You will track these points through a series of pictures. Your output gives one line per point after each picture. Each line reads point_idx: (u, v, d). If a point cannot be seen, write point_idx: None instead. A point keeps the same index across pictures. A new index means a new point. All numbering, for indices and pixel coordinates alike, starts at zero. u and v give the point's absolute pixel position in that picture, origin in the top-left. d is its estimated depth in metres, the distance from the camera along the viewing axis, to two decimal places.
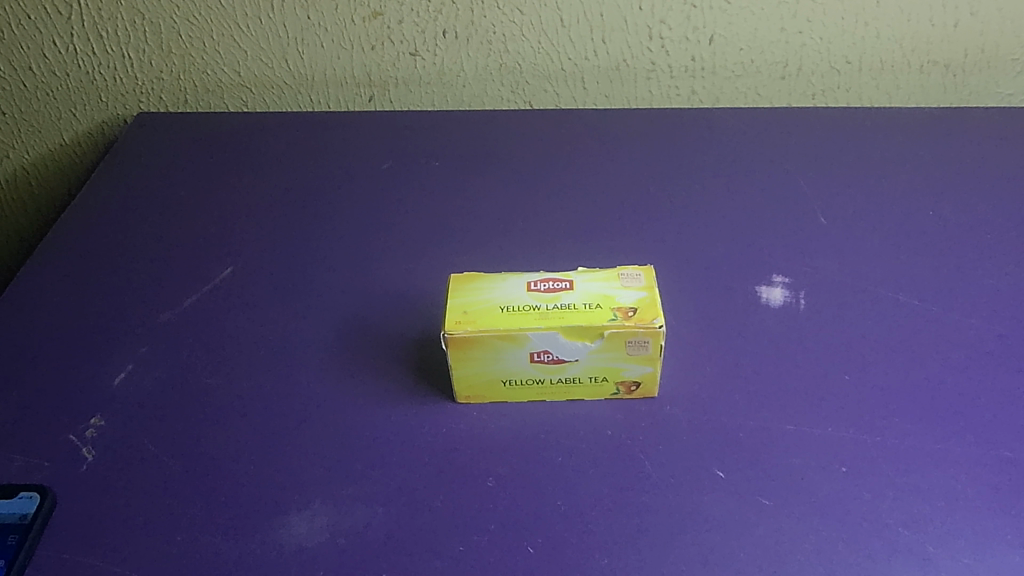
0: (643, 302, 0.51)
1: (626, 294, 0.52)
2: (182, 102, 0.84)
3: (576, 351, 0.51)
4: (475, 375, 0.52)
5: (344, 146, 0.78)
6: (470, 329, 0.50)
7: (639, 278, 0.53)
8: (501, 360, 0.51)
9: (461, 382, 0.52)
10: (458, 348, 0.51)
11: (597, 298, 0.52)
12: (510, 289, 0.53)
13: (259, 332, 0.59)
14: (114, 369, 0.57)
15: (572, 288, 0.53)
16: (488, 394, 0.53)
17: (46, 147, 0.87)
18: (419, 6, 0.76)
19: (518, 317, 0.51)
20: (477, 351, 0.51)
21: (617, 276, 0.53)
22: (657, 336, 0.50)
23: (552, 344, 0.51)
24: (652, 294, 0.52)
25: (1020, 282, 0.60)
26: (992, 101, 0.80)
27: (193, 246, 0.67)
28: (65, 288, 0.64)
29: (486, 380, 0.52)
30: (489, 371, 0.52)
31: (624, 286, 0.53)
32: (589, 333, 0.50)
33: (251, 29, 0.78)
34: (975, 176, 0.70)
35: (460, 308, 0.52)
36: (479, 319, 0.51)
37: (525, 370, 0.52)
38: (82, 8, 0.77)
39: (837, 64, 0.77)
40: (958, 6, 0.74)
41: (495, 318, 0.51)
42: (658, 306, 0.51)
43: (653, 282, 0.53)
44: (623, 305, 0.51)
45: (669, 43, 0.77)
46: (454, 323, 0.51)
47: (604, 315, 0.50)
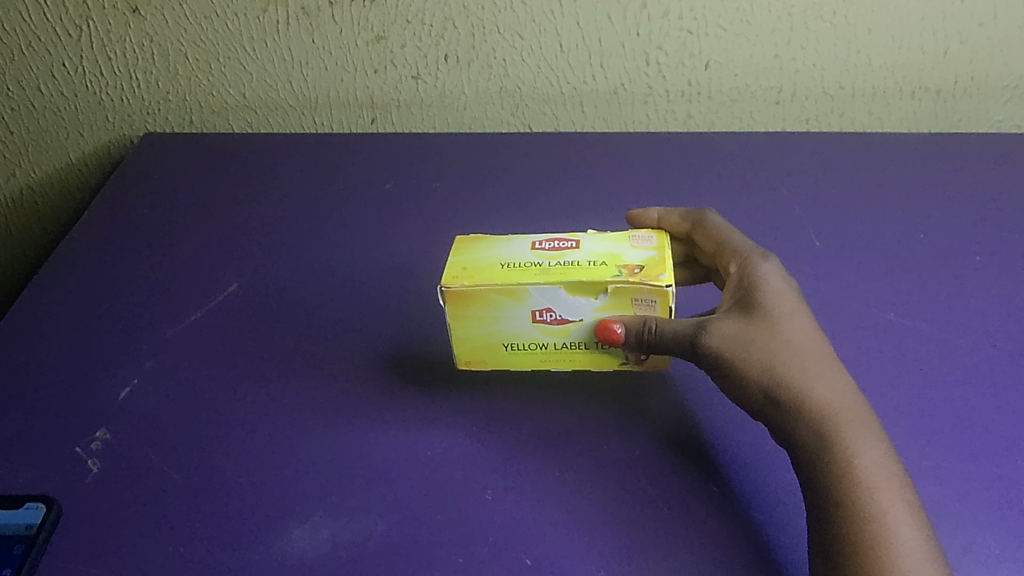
0: (650, 261, 0.51)
1: (633, 254, 0.52)
2: (189, 123, 0.85)
3: (580, 309, 0.51)
4: (480, 330, 0.53)
5: (346, 168, 0.79)
6: (469, 282, 0.50)
7: (649, 242, 0.54)
8: (503, 316, 0.52)
9: (467, 337, 0.54)
10: (459, 301, 0.51)
11: (603, 257, 0.52)
12: (515, 247, 0.54)
13: (261, 348, 0.60)
14: (119, 384, 0.58)
15: (578, 248, 0.53)
16: (494, 354, 0.55)
17: (52, 167, 0.88)
18: (420, 31, 0.77)
19: (522, 271, 0.51)
20: (477, 306, 0.51)
21: (626, 237, 0.54)
22: (663, 296, 0.49)
23: (554, 300, 0.50)
24: (660, 255, 0.52)
25: (1008, 304, 0.61)
26: (982, 128, 0.81)
27: (198, 265, 0.69)
28: (73, 307, 0.65)
29: (493, 338, 0.53)
30: (493, 327, 0.53)
31: (632, 247, 0.53)
32: (591, 288, 0.50)
33: (257, 52, 0.79)
34: (964, 199, 0.72)
35: (462, 265, 0.53)
36: (479, 274, 0.51)
37: (530, 328, 0.53)
38: (91, 30, 0.78)
39: (829, 90, 0.79)
40: (949, 34, 0.75)
41: (498, 272, 0.51)
42: (664, 265, 0.51)
43: (663, 244, 0.53)
44: (629, 264, 0.51)
45: (666, 69, 0.79)
46: (457, 276, 0.51)
47: (608, 271, 0.50)
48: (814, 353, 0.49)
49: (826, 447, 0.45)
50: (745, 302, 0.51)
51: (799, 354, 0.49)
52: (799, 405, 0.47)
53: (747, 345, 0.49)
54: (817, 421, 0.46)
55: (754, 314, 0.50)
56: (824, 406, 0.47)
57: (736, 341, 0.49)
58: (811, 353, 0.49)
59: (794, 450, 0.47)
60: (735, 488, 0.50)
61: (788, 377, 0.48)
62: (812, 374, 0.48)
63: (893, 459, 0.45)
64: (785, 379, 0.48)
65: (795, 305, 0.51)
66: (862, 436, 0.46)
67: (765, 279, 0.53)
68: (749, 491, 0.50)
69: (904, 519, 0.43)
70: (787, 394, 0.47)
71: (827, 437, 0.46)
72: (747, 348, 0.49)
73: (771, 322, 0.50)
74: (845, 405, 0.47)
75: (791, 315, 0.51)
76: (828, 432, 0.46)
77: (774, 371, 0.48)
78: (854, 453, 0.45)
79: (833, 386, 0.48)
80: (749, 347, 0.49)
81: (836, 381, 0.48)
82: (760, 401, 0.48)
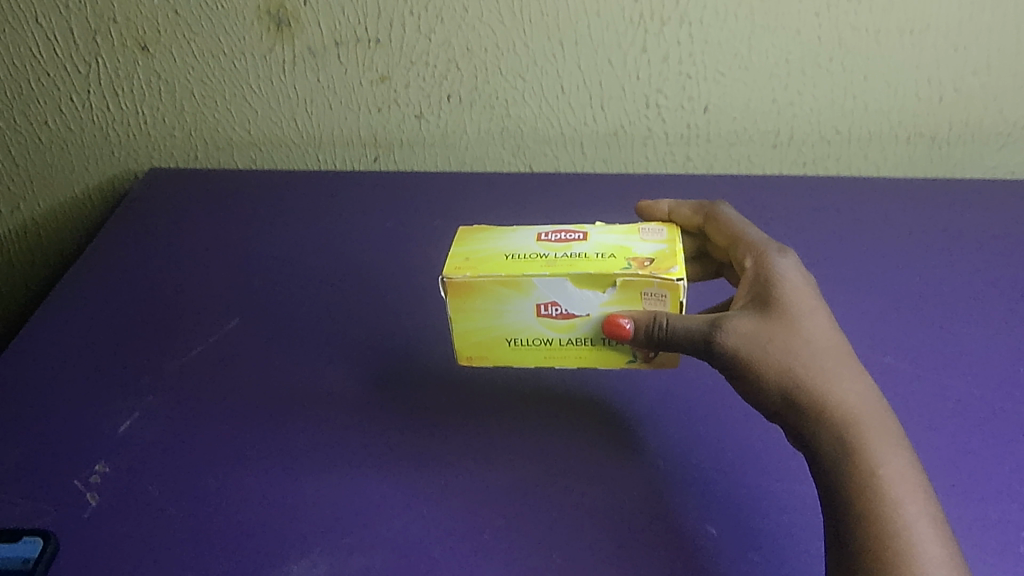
0: (659, 254, 0.50)
1: (642, 247, 0.51)
2: (194, 159, 0.86)
3: (586, 303, 0.50)
4: (484, 324, 0.52)
5: (349, 206, 0.80)
6: (472, 274, 0.49)
7: (659, 237, 0.53)
8: (507, 311, 0.51)
9: (470, 331, 0.52)
10: (463, 292, 0.50)
11: (612, 250, 0.51)
12: (521, 240, 0.53)
13: (262, 383, 0.61)
14: (120, 418, 0.58)
15: (585, 241, 0.52)
16: (496, 351, 0.53)
17: (56, 200, 0.89)
18: (424, 72, 0.78)
19: (528, 263, 0.50)
20: (480, 298, 0.50)
21: (636, 232, 0.53)
22: (673, 289, 0.48)
23: (560, 294, 0.49)
24: (670, 248, 0.51)
25: (1003, 349, 0.61)
26: (977, 173, 0.82)
27: (200, 299, 0.69)
28: (75, 340, 0.65)
29: (495, 334, 0.52)
30: (497, 321, 0.51)
31: (641, 240, 0.52)
32: (599, 281, 0.49)
33: (262, 90, 0.81)
34: (959, 244, 0.73)
35: (466, 257, 0.52)
36: (483, 266, 0.50)
37: (535, 323, 0.51)
38: (99, 67, 0.79)
39: (826, 134, 0.80)
40: (944, 81, 0.76)
41: (504, 264, 0.50)
42: (675, 258, 0.50)
43: (674, 239, 0.52)
44: (639, 257, 0.50)
45: (665, 111, 0.80)
46: (461, 266, 0.50)
47: (617, 264, 0.49)
48: (834, 353, 0.48)
49: (848, 455, 0.45)
50: (763, 299, 0.51)
51: (819, 355, 0.48)
52: (819, 410, 0.46)
53: (766, 344, 0.48)
54: (839, 427, 0.46)
55: (773, 311, 0.49)
56: (846, 411, 0.46)
57: (754, 339, 0.48)
58: (831, 352, 0.48)
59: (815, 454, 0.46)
60: (735, 529, 0.50)
61: (809, 380, 0.47)
62: (832, 376, 0.47)
63: (916, 465, 0.45)
64: (805, 382, 0.47)
65: (815, 301, 0.51)
66: (885, 442, 0.45)
67: (784, 275, 0.52)
68: (748, 531, 0.50)
69: (928, 528, 0.42)
70: (809, 398, 0.47)
71: (850, 444, 0.45)
72: (766, 347, 0.48)
73: (790, 319, 0.49)
74: (866, 409, 0.47)
75: (812, 312, 0.50)
76: (851, 439, 0.45)
77: (795, 372, 0.47)
78: (877, 461, 0.44)
79: (855, 389, 0.47)
80: (768, 346, 0.48)
81: (858, 383, 0.48)
82: (779, 403, 0.48)
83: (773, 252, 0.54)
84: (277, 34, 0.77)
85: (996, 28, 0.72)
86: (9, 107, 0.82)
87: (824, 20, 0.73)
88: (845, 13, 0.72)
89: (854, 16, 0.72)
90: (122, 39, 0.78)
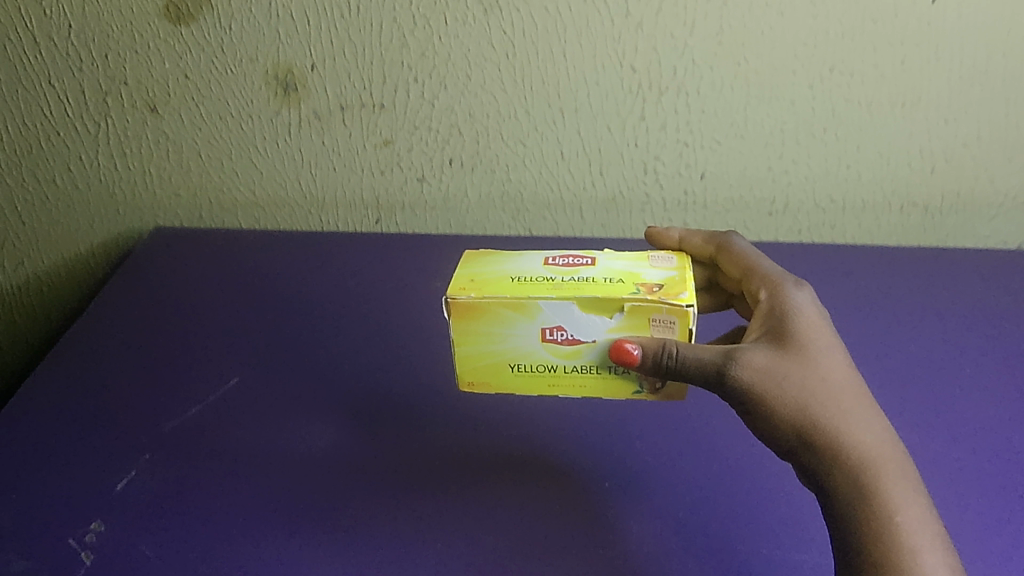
0: (669, 281, 0.50)
1: (652, 274, 0.51)
2: (198, 219, 0.88)
3: (593, 328, 0.49)
4: (486, 349, 0.51)
5: (350, 268, 0.81)
6: (477, 295, 0.49)
7: (668, 265, 0.53)
8: (511, 335, 0.50)
9: (472, 357, 0.51)
10: (466, 314, 0.49)
11: (620, 276, 0.51)
12: (528, 264, 0.53)
13: (261, 442, 0.61)
14: (117, 475, 0.58)
15: (593, 267, 0.52)
16: (497, 379, 0.52)
17: (60, 257, 0.90)
18: (427, 137, 0.80)
19: (535, 287, 0.50)
20: (485, 320, 0.49)
21: (645, 259, 0.53)
22: (682, 316, 0.48)
23: (567, 318, 0.49)
24: (679, 275, 0.51)
25: (997, 416, 0.62)
26: (969, 242, 0.83)
27: (201, 358, 0.70)
28: (75, 398, 0.65)
29: (497, 360, 0.51)
30: (500, 346, 0.51)
31: (650, 268, 0.52)
32: (607, 305, 0.48)
33: (268, 153, 0.82)
34: (952, 312, 0.73)
35: (471, 280, 0.51)
36: (488, 288, 0.50)
37: (540, 349, 0.50)
38: (109, 127, 0.81)
39: (821, 202, 0.82)
40: (935, 153, 0.78)
41: (510, 286, 0.50)
42: (684, 285, 0.49)
43: (683, 267, 0.52)
44: (648, 283, 0.50)
45: (663, 178, 0.81)
46: (466, 288, 0.50)
47: (625, 289, 0.49)
48: (851, 393, 0.49)
49: (867, 502, 0.45)
50: (779, 334, 0.51)
51: (837, 396, 0.48)
52: (838, 453, 0.47)
53: (784, 382, 0.48)
54: (857, 472, 0.46)
55: (789, 348, 0.49)
56: (863, 455, 0.46)
57: (771, 377, 0.48)
58: (847, 392, 0.49)
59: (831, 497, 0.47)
60: None
61: (827, 422, 0.47)
62: (850, 418, 0.48)
63: (933, 513, 0.45)
64: (823, 424, 0.47)
65: (831, 337, 0.51)
66: (903, 489, 0.46)
67: (801, 311, 0.52)
68: None
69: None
70: (827, 439, 0.47)
71: (868, 490, 0.46)
72: (783, 386, 0.48)
73: (806, 356, 0.49)
74: (884, 453, 0.47)
75: (829, 350, 0.50)
76: (869, 485, 0.46)
77: (812, 413, 0.47)
78: (897, 509, 0.45)
79: (872, 431, 0.47)
80: (786, 384, 0.48)
81: (874, 425, 0.48)
82: (795, 442, 0.48)
83: (787, 286, 0.54)
84: (285, 98, 0.78)
85: (986, 102, 0.74)
86: (17, 165, 0.84)
87: (818, 92, 0.75)
88: (838, 86, 0.74)
89: (847, 89, 0.74)
90: (132, 101, 0.79)
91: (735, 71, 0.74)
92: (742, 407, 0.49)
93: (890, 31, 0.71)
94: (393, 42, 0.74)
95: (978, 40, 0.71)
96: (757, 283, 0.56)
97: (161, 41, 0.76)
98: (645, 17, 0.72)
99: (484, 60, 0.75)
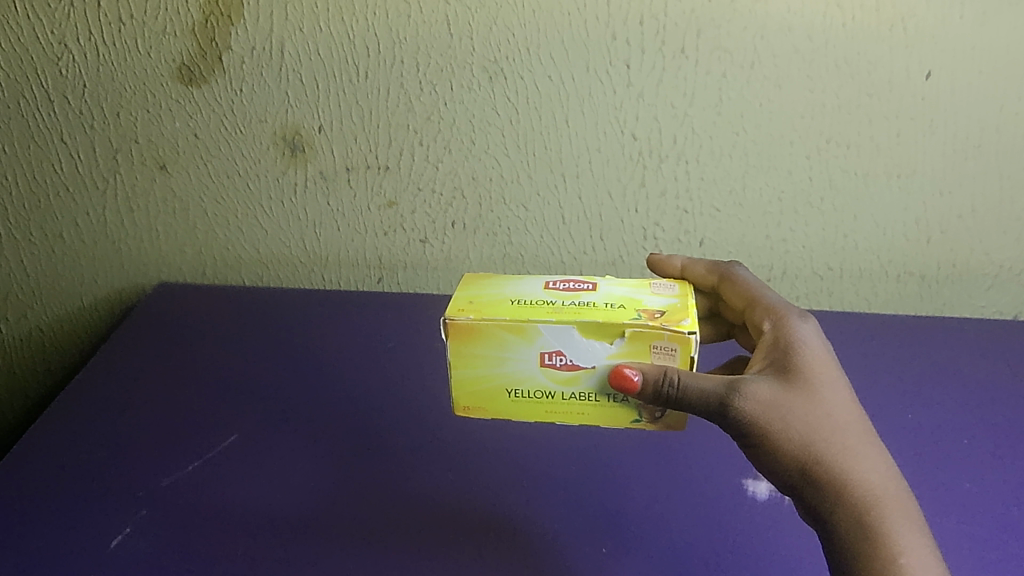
0: (671, 308, 0.50)
1: (653, 301, 0.51)
2: (202, 275, 0.89)
3: (592, 354, 0.49)
4: (484, 372, 0.51)
5: (351, 327, 0.82)
6: (477, 316, 0.49)
7: (670, 292, 0.53)
8: (511, 360, 0.50)
9: (469, 380, 0.51)
10: (466, 336, 0.49)
11: (622, 301, 0.51)
12: (529, 288, 0.53)
13: (257, 500, 0.61)
14: (112, 531, 0.58)
15: (594, 291, 0.53)
16: (494, 405, 0.52)
17: (63, 311, 0.90)
18: (430, 199, 0.81)
19: (536, 309, 0.50)
20: (483, 342, 0.49)
21: (647, 286, 0.54)
22: (684, 343, 0.48)
23: (566, 343, 0.49)
24: (681, 302, 0.51)
25: (995, 485, 0.62)
26: (966, 312, 0.84)
27: (199, 414, 0.70)
28: (72, 453, 0.65)
29: (495, 385, 0.51)
30: (498, 370, 0.50)
31: (652, 294, 0.52)
32: (607, 330, 0.48)
33: (274, 212, 0.83)
34: (949, 382, 0.74)
35: (471, 301, 0.51)
36: (488, 310, 0.50)
37: (539, 374, 0.50)
38: (117, 184, 0.82)
39: (818, 270, 0.83)
40: (931, 224, 0.79)
41: (510, 309, 0.50)
42: (686, 312, 0.50)
43: (685, 295, 0.52)
44: (650, 310, 0.50)
45: (663, 244, 0.82)
46: (467, 309, 0.50)
47: (626, 315, 0.49)
48: (855, 430, 0.49)
49: (870, 540, 0.46)
50: (784, 367, 0.51)
51: (841, 432, 0.48)
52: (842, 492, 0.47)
53: (789, 416, 0.48)
54: (862, 509, 0.47)
55: (794, 381, 0.50)
56: (869, 495, 0.47)
57: (776, 410, 0.48)
58: (852, 429, 0.49)
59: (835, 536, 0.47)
60: None
61: (831, 457, 0.48)
62: (855, 456, 0.48)
63: (936, 551, 0.46)
64: (829, 462, 0.48)
65: (836, 371, 0.51)
66: (907, 531, 0.46)
67: (807, 345, 0.52)
68: None
69: None
70: (831, 477, 0.47)
71: (872, 528, 0.46)
72: (788, 420, 0.48)
73: (812, 391, 0.49)
74: (888, 493, 0.47)
75: (834, 385, 0.50)
76: (874, 523, 0.46)
77: (818, 450, 0.48)
78: (901, 547, 0.45)
79: (877, 470, 0.48)
80: (790, 418, 0.48)
81: (879, 464, 0.48)
82: (799, 478, 0.48)
83: (791, 318, 0.55)
84: (292, 159, 0.80)
85: (980, 174, 0.76)
86: (25, 220, 0.85)
87: (815, 163, 0.76)
88: (835, 157, 0.76)
89: (844, 159, 0.76)
90: (142, 158, 0.81)
91: (734, 140, 0.75)
92: (745, 439, 0.49)
93: (885, 105, 0.72)
94: (400, 106, 0.76)
95: (972, 115, 0.72)
96: (761, 313, 0.56)
97: (173, 102, 0.77)
98: (646, 87, 0.73)
99: (488, 126, 0.77)
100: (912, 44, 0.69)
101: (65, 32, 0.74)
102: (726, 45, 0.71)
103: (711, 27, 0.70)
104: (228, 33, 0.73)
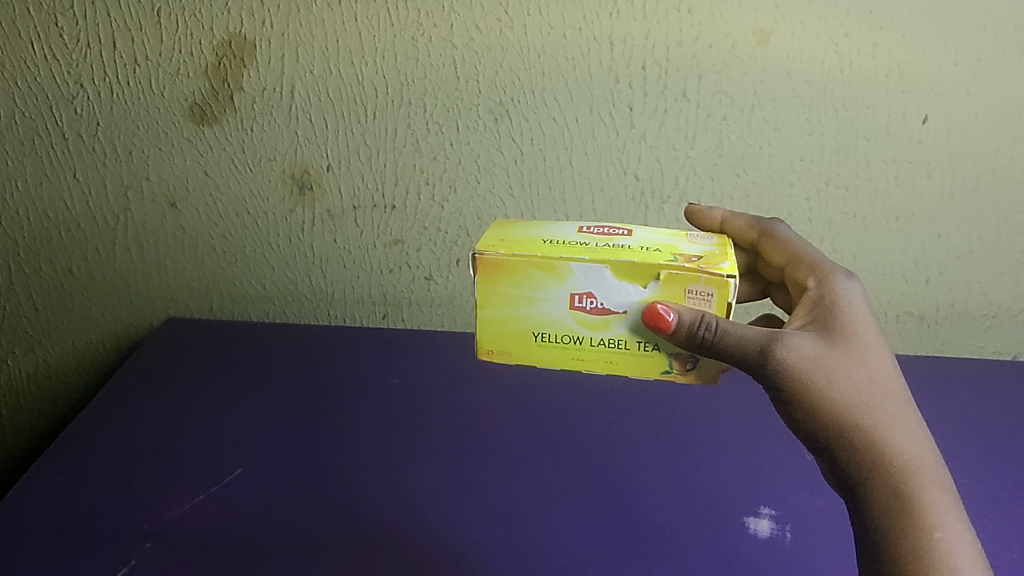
0: (707, 254, 0.51)
1: (690, 247, 0.52)
2: (209, 309, 0.90)
3: (624, 296, 0.50)
4: (511, 314, 0.51)
5: (355, 364, 0.83)
6: (506, 252, 0.50)
7: (708, 242, 0.54)
8: (539, 300, 0.51)
9: (495, 321, 0.52)
10: (495, 272, 0.50)
11: (658, 245, 0.52)
12: (562, 231, 0.55)
13: (260, 534, 0.61)
14: (116, 565, 0.58)
15: (629, 236, 0.54)
16: (520, 351, 0.53)
17: (69, 345, 0.91)
18: (435, 237, 0.82)
19: (568, 249, 0.51)
20: (513, 281, 0.50)
21: (683, 235, 0.54)
22: (721, 287, 0.49)
23: (598, 283, 0.50)
24: (717, 250, 0.52)
25: (996, 525, 0.62)
26: (965, 351, 0.85)
27: (203, 447, 0.70)
28: (76, 487, 0.66)
29: (520, 329, 0.52)
30: (525, 311, 0.51)
31: (688, 242, 0.53)
32: (641, 272, 0.49)
33: (281, 248, 0.85)
34: (949, 424, 0.74)
35: (502, 240, 0.53)
36: (518, 248, 0.51)
37: (567, 317, 0.51)
38: (127, 220, 0.84)
39: None
40: (930, 264, 0.80)
41: (541, 247, 0.51)
42: (723, 259, 0.51)
43: (723, 245, 0.53)
44: (687, 255, 0.51)
45: None
46: (495, 246, 0.51)
47: (662, 258, 0.50)
48: (894, 397, 0.49)
49: (901, 506, 0.46)
50: (827, 326, 0.51)
51: (879, 396, 0.49)
52: (876, 457, 0.47)
53: (830, 373, 0.49)
54: (895, 476, 0.47)
55: (836, 339, 0.50)
56: (904, 460, 0.47)
57: (816, 366, 0.49)
58: (891, 395, 0.49)
59: (867, 498, 0.47)
60: None
61: (868, 419, 0.48)
62: (892, 423, 0.48)
63: (970, 522, 0.46)
64: (864, 424, 0.48)
65: (879, 334, 0.51)
66: (941, 497, 0.46)
67: (850, 305, 0.52)
68: None
69: None
70: (866, 440, 0.48)
71: (905, 494, 0.46)
72: (828, 379, 0.49)
73: (852, 351, 0.50)
74: (923, 460, 0.47)
75: (877, 349, 0.50)
76: (907, 488, 0.46)
77: (854, 412, 0.48)
78: (933, 518, 0.45)
79: (913, 437, 0.48)
80: (831, 376, 0.49)
81: (916, 431, 0.48)
82: (832, 440, 0.49)
83: (836, 277, 0.54)
84: (299, 197, 0.81)
85: (978, 217, 0.77)
86: (35, 256, 0.86)
87: (815, 205, 0.77)
88: (835, 199, 0.77)
89: (843, 202, 0.77)
90: (153, 195, 0.82)
91: (735, 182, 0.77)
92: (780, 393, 0.49)
93: (883, 148, 0.74)
94: (407, 146, 0.78)
95: (968, 159, 0.74)
96: (806, 272, 0.56)
97: (184, 140, 0.79)
98: (648, 129, 0.75)
99: (494, 165, 0.78)
100: (908, 89, 0.71)
101: (81, 72, 0.76)
102: (727, 89, 0.72)
103: (712, 72, 0.72)
104: (240, 74, 0.75)
